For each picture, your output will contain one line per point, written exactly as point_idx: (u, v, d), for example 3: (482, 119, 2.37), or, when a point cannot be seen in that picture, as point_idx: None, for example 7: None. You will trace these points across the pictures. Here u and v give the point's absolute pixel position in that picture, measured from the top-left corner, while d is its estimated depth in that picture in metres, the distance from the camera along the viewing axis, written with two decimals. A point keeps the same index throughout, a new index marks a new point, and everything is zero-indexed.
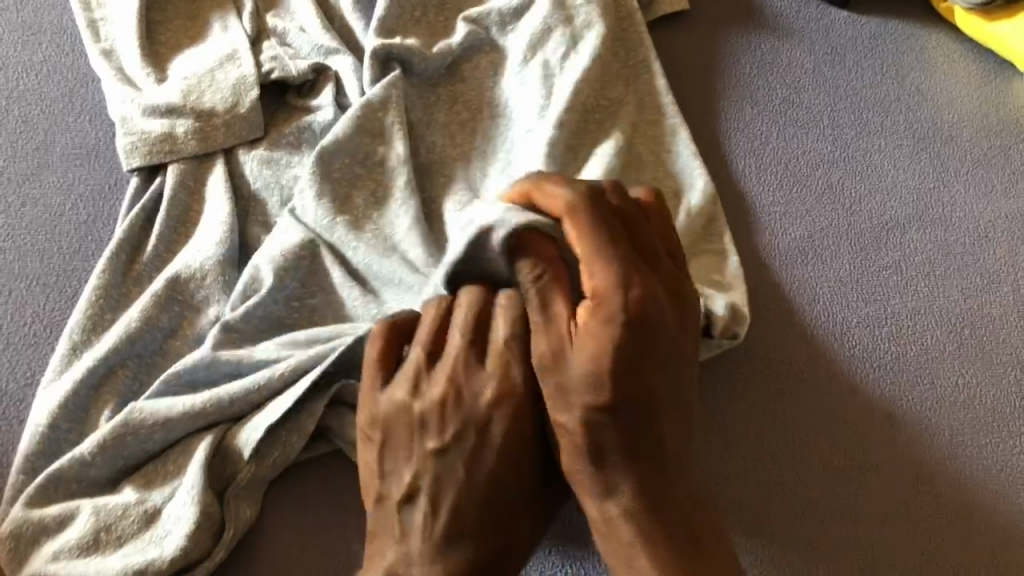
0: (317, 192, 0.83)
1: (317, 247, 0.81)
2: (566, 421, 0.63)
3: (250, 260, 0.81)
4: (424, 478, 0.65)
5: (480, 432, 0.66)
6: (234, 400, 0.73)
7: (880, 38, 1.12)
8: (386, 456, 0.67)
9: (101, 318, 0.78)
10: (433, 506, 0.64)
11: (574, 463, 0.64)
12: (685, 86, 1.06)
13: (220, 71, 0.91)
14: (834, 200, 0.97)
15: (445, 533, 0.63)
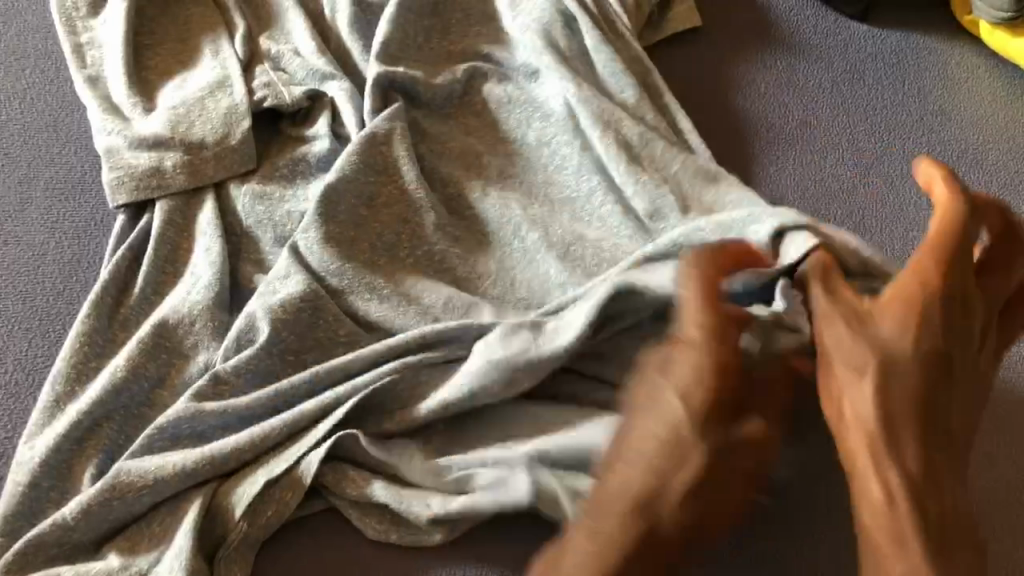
0: (321, 231, 0.80)
1: (313, 296, 0.77)
2: (862, 393, 0.63)
3: (246, 304, 0.78)
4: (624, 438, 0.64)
5: (661, 377, 0.65)
6: (231, 453, 0.70)
7: (900, 53, 1.08)
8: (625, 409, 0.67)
9: (84, 366, 0.74)
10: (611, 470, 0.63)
11: (857, 438, 0.63)
12: (698, 106, 1.01)
13: (210, 99, 0.87)
14: (857, 227, 0.93)
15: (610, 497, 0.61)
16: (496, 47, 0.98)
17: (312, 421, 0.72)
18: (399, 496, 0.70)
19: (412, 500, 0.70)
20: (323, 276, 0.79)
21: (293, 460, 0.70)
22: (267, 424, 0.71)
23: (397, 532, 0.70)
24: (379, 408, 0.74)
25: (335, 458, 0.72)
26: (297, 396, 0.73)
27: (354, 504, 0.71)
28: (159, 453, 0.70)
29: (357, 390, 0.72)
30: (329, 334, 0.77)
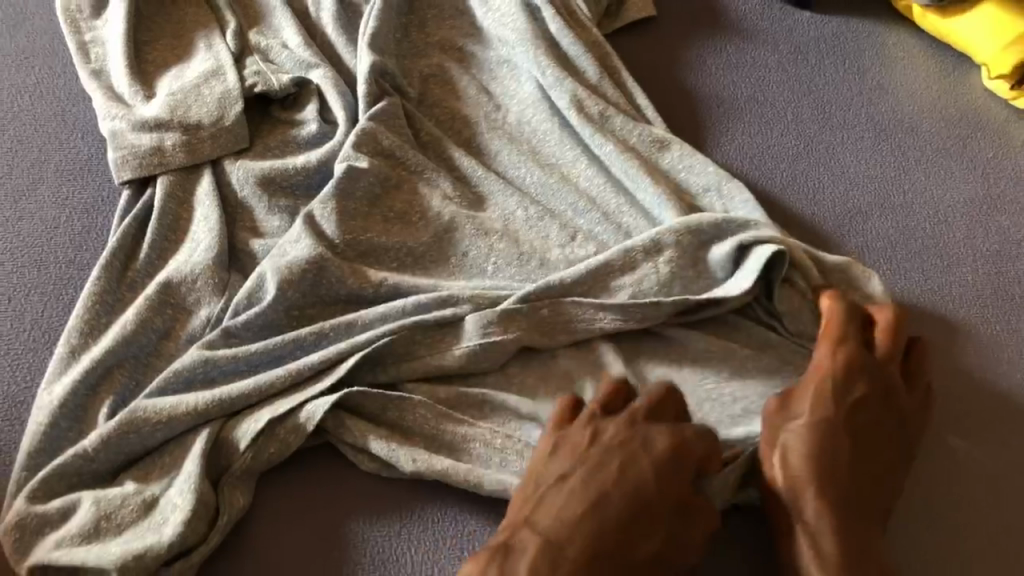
0: (335, 205, 0.88)
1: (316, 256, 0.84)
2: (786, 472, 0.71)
3: (261, 263, 0.85)
4: (578, 480, 0.68)
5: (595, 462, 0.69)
6: (236, 397, 0.77)
7: (841, 36, 1.17)
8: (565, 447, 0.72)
9: (97, 321, 0.81)
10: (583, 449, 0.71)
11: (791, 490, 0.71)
12: (656, 84, 1.10)
13: (205, 87, 0.95)
14: (800, 190, 1.01)
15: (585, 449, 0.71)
16: (468, 39, 1.07)
17: (317, 372, 0.79)
18: (391, 446, 0.76)
19: (402, 450, 0.76)
20: (331, 237, 0.87)
21: (296, 405, 0.77)
22: (276, 376, 0.78)
23: (388, 468, 0.77)
24: (380, 361, 0.81)
25: (344, 411, 0.78)
26: (298, 347, 0.80)
27: (350, 448, 0.78)
28: (170, 393, 0.77)
29: (359, 348, 0.79)
30: (326, 291, 0.84)
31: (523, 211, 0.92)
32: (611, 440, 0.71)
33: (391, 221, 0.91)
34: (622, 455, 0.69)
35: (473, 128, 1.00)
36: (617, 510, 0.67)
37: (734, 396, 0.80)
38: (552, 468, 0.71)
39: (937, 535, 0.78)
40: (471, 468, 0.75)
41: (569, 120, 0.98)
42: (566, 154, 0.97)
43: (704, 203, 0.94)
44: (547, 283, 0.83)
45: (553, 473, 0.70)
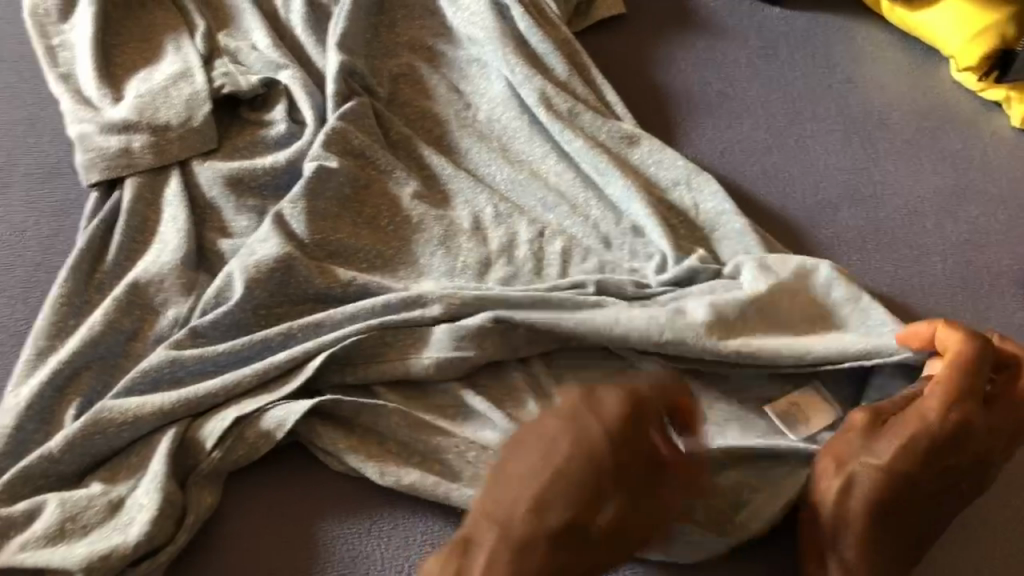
0: (304, 203, 0.88)
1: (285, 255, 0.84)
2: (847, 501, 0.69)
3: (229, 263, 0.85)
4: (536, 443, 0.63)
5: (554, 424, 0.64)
6: (202, 395, 0.76)
7: (811, 31, 1.18)
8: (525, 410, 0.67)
9: (64, 324, 0.81)
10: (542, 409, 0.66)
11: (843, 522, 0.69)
12: (627, 81, 1.10)
13: (173, 89, 0.95)
14: (770, 183, 1.01)
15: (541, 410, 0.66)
16: (438, 39, 1.08)
17: (285, 372, 0.79)
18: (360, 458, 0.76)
19: (371, 461, 0.76)
20: (299, 236, 0.87)
21: (263, 405, 0.77)
22: (243, 376, 0.78)
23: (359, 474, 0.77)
24: (350, 360, 0.81)
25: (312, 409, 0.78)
26: (266, 346, 0.80)
27: (320, 454, 0.78)
28: (137, 393, 0.77)
29: (327, 347, 0.79)
30: (295, 290, 0.84)
31: (491, 206, 0.93)
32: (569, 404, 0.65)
33: (361, 220, 0.91)
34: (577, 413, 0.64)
35: (443, 126, 1.01)
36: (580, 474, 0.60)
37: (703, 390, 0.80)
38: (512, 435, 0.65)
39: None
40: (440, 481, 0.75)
41: (538, 118, 0.99)
42: (535, 153, 0.98)
43: (673, 198, 0.95)
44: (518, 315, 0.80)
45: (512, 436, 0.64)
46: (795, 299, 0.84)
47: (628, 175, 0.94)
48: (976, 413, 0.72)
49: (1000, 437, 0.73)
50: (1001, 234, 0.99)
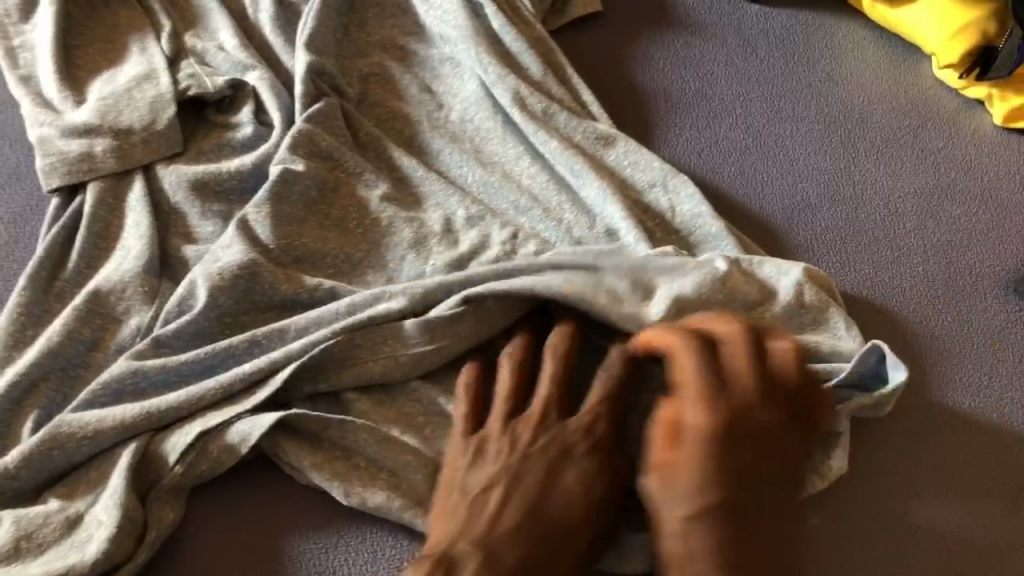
0: (270, 208, 0.87)
1: (251, 261, 0.82)
2: (681, 516, 0.60)
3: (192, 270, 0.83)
4: (500, 487, 0.67)
5: (519, 463, 0.69)
6: (162, 410, 0.74)
7: (790, 28, 1.16)
8: (487, 445, 0.71)
9: (22, 334, 0.79)
10: (508, 447, 0.70)
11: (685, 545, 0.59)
12: (603, 80, 1.08)
13: (137, 91, 0.93)
14: (747, 183, 1.00)
15: (506, 446, 0.70)
16: (411, 39, 1.06)
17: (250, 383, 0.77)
18: (325, 475, 0.74)
19: (335, 480, 0.74)
20: (266, 242, 0.85)
21: (228, 417, 0.75)
22: (208, 391, 0.75)
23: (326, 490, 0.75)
24: (318, 370, 0.78)
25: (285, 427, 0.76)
26: (231, 357, 0.78)
27: (285, 469, 0.75)
28: (95, 405, 0.75)
29: (293, 355, 0.77)
30: (261, 298, 0.82)
31: (463, 210, 0.91)
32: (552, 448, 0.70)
33: (329, 226, 0.89)
34: (545, 460, 0.69)
35: (414, 127, 0.99)
36: (557, 516, 0.66)
37: None
38: (484, 463, 0.69)
39: (884, 526, 0.77)
40: (410, 493, 0.73)
41: (511, 118, 0.97)
42: (508, 155, 0.96)
43: (650, 199, 0.93)
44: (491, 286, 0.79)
45: (478, 479, 0.68)
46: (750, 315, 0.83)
47: (604, 176, 0.92)
48: (763, 414, 0.66)
49: (794, 423, 0.68)
50: (981, 234, 0.97)
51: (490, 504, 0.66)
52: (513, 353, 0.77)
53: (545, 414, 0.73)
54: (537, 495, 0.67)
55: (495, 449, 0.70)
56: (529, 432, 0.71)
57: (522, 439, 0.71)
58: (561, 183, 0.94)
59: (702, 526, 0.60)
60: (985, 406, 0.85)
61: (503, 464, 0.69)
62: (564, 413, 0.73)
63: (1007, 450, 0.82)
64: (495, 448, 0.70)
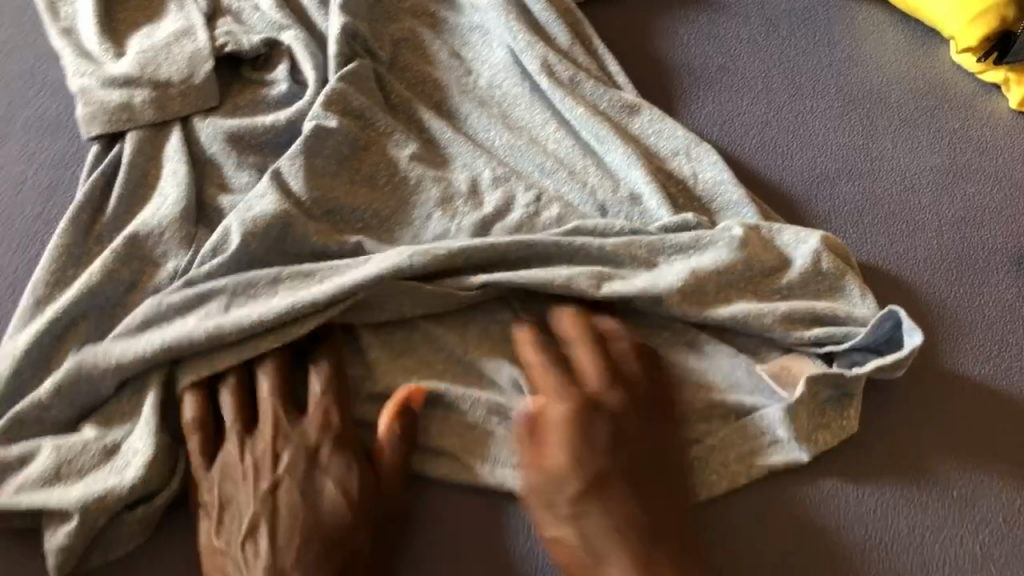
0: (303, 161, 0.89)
1: (286, 210, 0.84)
2: (564, 502, 0.69)
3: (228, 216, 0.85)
4: (264, 522, 0.68)
5: (273, 482, 0.69)
6: (190, 341, 0.76)
7: (812, 10, 1.18)
8: (231, 477, 0.70)
9: (62, 274, 0.81)
10: (258, 474, 0.70)
11: (573, 524, 0.68)
12: (628, 54, 1.11)
13: (175, 45, 0.95)
14: (768, 155, 1.02)
15: (255, 470, 0.70)
16: (440, 7, 1.08)
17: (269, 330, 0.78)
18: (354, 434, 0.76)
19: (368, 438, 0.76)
20: (299, 195, 0.87)
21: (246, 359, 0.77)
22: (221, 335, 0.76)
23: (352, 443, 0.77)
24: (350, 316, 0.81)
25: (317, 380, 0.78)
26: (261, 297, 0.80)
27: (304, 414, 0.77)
28: (128, 337, 0.77)
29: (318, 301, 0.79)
30: (295, 248, 0.84)
31: (489, 171, 0.93)
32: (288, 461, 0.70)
33: (359, 181, 0.91)
34: (304, 470, 0.70)
35: (444, 92, 1.01)
36: (335, 521, 0.68)
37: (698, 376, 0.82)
38: (239, 495, 0.69)
39: (895, 481, 0.79)
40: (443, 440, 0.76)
41: (539, 85, 1.00)
42: (534, 121, 0.99)
43: (673, 166, 0.95)
44: (515, 277, 0.81)
45: (244, 513, 0.68)
46: (758, 285, 0.87)
47: (628, 143, 0.95)
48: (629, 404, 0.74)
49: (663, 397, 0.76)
50: (995, 211, 0.99)
51: (262, 542, 0.67)
52: (232, 380, 0.76)
53: (279, 423, 0.73)
54: (301, 509, 0.68)
55: (243, 480, 0.70)
56: (265, 445, 0.71)
57: (265, 457, 0.71)
58: (586, 149, 0.96)
59: (587, 504, 0.69)
60: (995, 372, 0.87)
61: (263, 492, 0.69)
62: (292, 415, 0.74)
63: (1015, 414, 0.84)
64: (241, 476, 0.70)
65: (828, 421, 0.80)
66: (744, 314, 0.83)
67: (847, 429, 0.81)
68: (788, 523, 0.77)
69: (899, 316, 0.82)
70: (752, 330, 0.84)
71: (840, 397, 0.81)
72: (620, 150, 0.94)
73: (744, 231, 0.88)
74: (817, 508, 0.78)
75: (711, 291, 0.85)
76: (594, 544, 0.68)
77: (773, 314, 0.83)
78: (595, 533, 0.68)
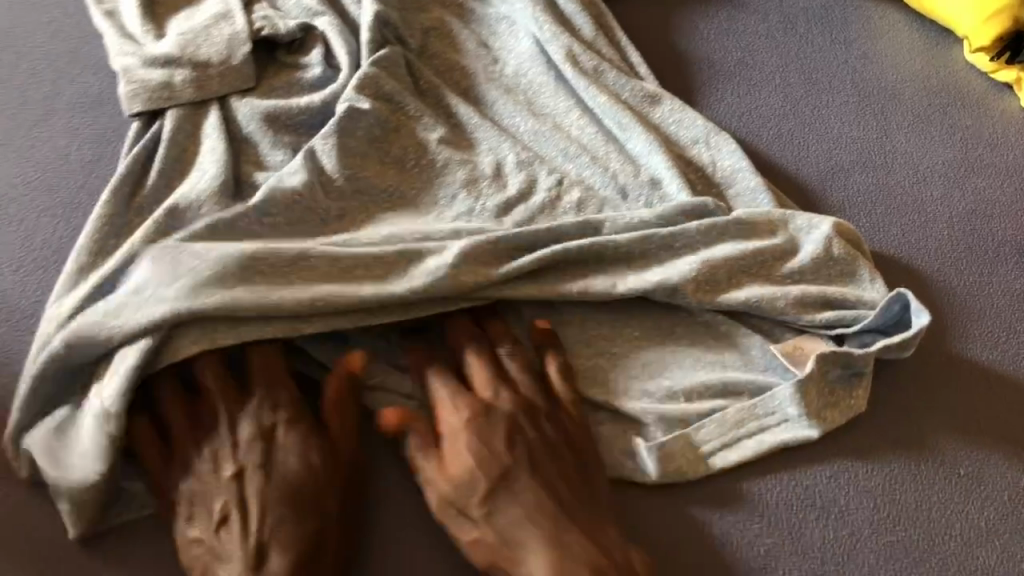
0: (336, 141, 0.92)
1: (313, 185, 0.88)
2: (475, 499, 0.71)
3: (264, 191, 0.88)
4: (233, 503, 0.68)
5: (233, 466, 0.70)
6: (208, 309, 0.75)
7: (829, 8, 1.21)
8: (191, 462, 0.71)
9: (105, 243, 0.84)
10: (216, 459, 0.71)
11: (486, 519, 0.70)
12: (650, 46, 1.14)
13: (214, 28, 0.99)
14: (784, 147, 1.05)
15: (212, 455, 0.71)
16: None
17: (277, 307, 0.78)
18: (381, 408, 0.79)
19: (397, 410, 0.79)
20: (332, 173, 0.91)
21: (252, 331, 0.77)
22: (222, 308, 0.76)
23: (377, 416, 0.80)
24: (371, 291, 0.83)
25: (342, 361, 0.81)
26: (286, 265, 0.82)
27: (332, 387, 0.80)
28: (156, 296, 0.76)
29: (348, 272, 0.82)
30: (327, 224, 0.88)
31: (514, 155, 0.96)
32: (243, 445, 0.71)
33: (389, 162, 0.94)
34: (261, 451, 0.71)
35: (471, 79, 1.04)
36: (306, 495, 0.69)
37: (714, 358, 0.85)
38: (202, 481, 0.70)
39: (903, 459, 0.82)
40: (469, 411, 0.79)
41: (564, 74, 1.03)
42: (558, 108, 1.02)
43: (693, 154, 0.99)
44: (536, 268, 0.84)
45: (209, 498, 0.69)
46: (770, 269, 0.89)
47: (649, 131, 0.98)
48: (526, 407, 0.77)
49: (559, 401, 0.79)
50: (1005, 205, 1.02)
51: (233, 525, 0.68)
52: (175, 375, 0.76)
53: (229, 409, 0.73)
54: (262, 488, 0.69)
55: (199, 468, 0.71)
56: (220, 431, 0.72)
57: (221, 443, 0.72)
58: (608, 136, 0.99)
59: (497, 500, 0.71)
60: (1003, 358, 0.89)
61: (224, 476, 0.70)
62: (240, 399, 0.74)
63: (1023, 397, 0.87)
64: (198, 463, 0.71)
65: (837, 399, 0.83)
66: (758, 299, 0.86)
67: (855, 407, 0.83)
68: (801, 495, 0.79)
69: (910, 299, 0.85)
70: (765, 313, 0.86)
71: (851, 376, 0.84)
72: (641, 139, 0.97)
73: (753, 218, 0.90)
74: (828, 482, 0.80)
75: (725, 274, 0.87)
76: (511, 534, 0.69)
77: (786, 297, 0.86)
78: (514, 523, 0.70)
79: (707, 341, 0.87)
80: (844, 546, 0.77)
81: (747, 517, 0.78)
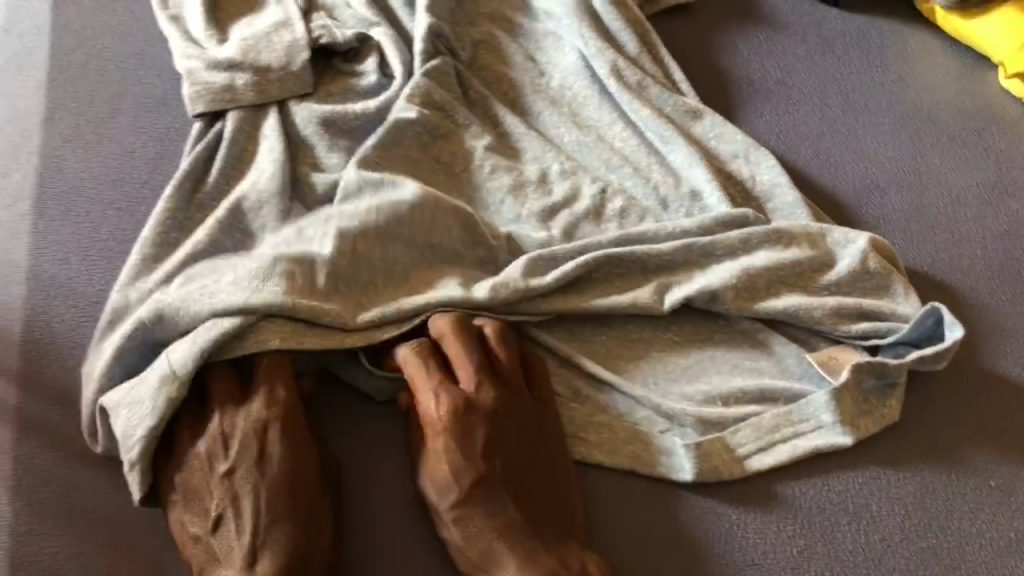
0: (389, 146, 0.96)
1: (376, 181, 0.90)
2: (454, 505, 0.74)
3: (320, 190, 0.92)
4: (227, 507, 0.71)
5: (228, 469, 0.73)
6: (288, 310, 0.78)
7: (866, 32, 1.24)
8: (192, 469, 0.74)
9: (168, 235, 0.88)
10: (212, 462, 0.74)
11: (465, 524, 0.73)
12: (690, 65, 1.17)
13: (275, 35, 1.03)
14: (822, 165, 1.07)
15: (211, 459, 0.74)
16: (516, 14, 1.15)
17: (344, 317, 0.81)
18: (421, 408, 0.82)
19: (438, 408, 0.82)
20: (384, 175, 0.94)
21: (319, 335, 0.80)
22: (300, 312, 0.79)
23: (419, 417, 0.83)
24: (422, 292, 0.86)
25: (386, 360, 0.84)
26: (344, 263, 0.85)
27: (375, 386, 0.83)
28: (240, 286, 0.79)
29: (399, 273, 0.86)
30: None
31: (558, 164, 0.99)
32: (239, 445, 0.74)
33: (438, 168, 0.98)
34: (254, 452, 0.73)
35: (518, 90, 1.08)
36: (297, 500, 0.72)
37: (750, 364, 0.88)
38: (201, 485, 0.73)
39: (934, 469, 0.84)
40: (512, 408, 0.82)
41: (608, 88, 1.06)
42: (602, 121, 1.05)
43: (732, 167, 1.01)
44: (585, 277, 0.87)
45: (207, 502, 0.72)
46: (807, 280, 0.91)
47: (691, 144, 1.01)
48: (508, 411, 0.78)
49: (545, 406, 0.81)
50: None
51: (225, 526, 0.71)
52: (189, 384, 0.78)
53: (230, 412, 0.76)
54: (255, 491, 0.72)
55: (199, 472, 0.74)
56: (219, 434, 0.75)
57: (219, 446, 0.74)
58: (650, 148, 1.02)
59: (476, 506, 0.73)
60: None
61: (219, 479, 0.73)
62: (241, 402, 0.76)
63: None
64: (199, 467, 0.74)
65: (870, 408, 0.85)
66: (795, 307, 0.88)
67: (888, 417, 0.85)
68: (834, 499, 0.82)
69: (943, 314, 0.87)
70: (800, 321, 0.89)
71: (884, 386, 0.86)
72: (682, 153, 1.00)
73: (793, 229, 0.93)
74: (861, 488, 0.82)
75: (763, 284, 0.90)
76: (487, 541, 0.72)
77: (823, 308, 0.88)
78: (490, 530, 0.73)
79: (745, 348, 0.89)
80: (874, 551, 0.79)
81: (779, 519, 0.80)
